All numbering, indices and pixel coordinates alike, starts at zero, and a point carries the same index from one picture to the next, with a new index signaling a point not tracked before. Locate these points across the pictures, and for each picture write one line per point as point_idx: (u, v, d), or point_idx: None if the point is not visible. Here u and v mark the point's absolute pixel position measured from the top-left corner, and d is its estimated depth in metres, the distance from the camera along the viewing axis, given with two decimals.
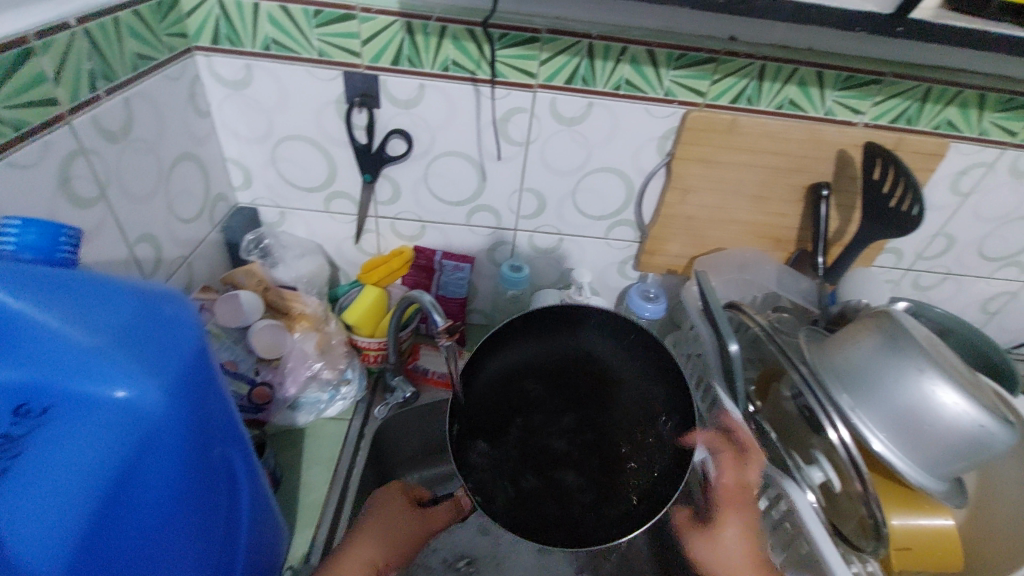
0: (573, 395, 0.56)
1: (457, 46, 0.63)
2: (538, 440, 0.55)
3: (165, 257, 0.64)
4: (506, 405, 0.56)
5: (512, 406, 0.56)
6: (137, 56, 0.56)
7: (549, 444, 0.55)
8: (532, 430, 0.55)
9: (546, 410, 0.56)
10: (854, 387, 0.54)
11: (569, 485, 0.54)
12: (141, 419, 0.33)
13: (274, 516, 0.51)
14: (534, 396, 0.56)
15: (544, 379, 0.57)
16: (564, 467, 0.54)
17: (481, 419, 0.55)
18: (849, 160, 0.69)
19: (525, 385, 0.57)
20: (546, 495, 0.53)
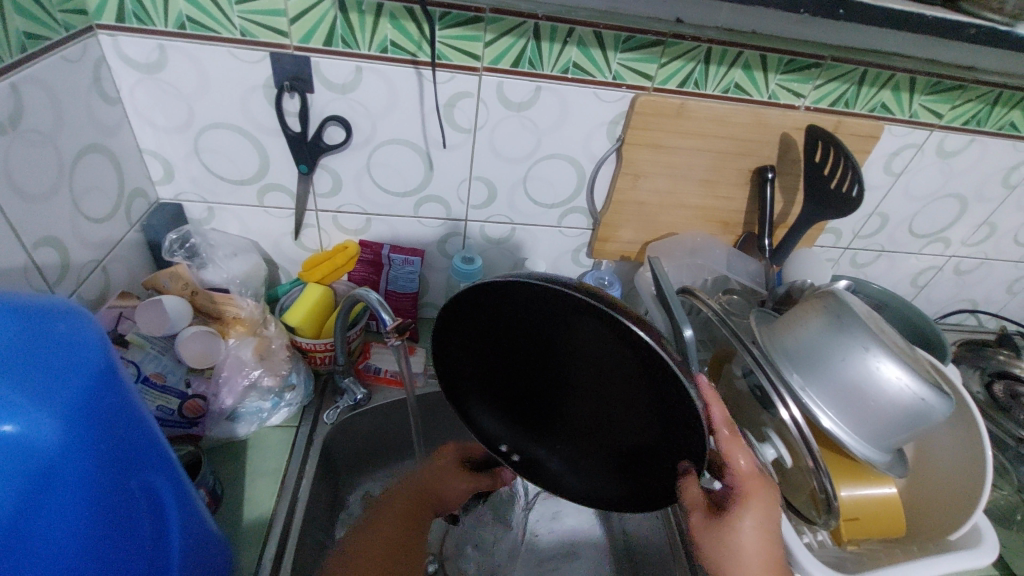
0: (558, 366, 0.48)
1: (395, 26, 0.59)
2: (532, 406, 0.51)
3: (73, 263, 0.57)
4: (489, 372, 0.52)
5: (499, 383, 0.52)
6: (25, 35, 0.49)
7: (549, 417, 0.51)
8: (526, 405, 0.52)
9: (534, 383, 0.50)
10: (805, 366, 0.55)
11: (575, 458, 0.51)
12: (34, 453, 0.29)
13: (212, 541, 0.47)
14: (517, 373, 0.50)
15: (519, 355, 0.49)
16: (570, 440, 0.51)
17: (477, 375, 0.53)
18: (792, 144, 0.71)
19: (505, 364, 0.50)
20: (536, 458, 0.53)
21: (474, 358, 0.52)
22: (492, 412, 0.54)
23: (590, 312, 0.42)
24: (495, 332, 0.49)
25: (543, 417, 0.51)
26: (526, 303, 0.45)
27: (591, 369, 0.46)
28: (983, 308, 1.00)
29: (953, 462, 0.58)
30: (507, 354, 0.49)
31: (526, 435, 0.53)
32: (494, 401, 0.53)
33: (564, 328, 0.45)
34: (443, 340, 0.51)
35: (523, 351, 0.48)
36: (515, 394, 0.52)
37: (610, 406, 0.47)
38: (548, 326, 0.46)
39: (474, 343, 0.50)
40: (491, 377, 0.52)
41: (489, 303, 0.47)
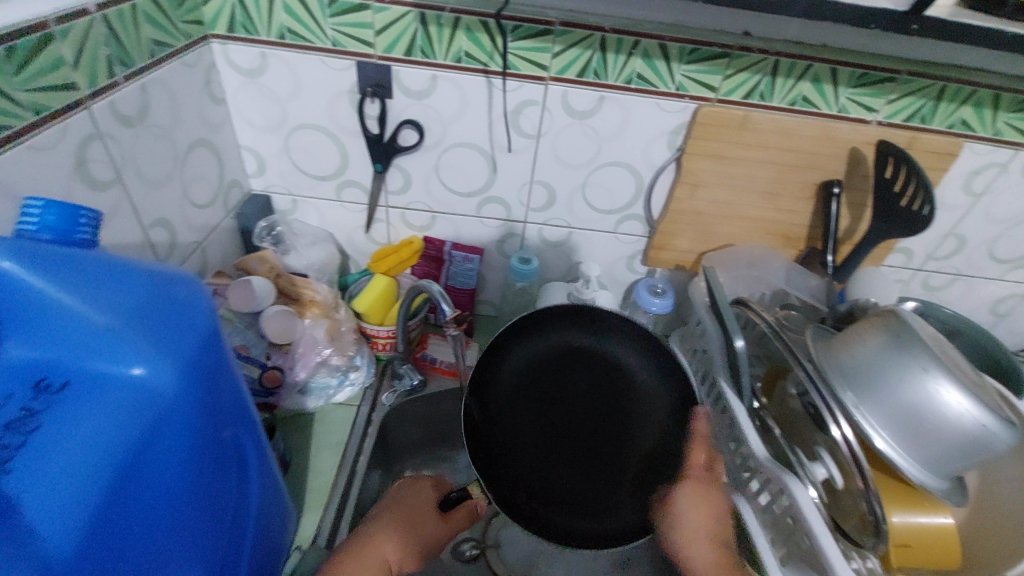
0: (587, 392, 0.62)
1: (470, 38, 0.63)
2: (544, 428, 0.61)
3: (179, 242, 0.65)
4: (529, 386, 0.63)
5: (530, 405, 0.62)
6: (154, 43, 0.57)
7: (568, 442, 0.60)
8: (548, 428, 0.61)
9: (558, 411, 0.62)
10: (860, 384, 0.54)
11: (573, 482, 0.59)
12: (155, 399, 0.34)
13: (282, 499, 0.53)
14: (552, 397, 0.62)
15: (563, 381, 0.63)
16: (573, 467, 0.59)
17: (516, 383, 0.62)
18: (862, 159, 0.69)
19: (542, 386, 0.63)
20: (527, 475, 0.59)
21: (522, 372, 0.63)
22: (513, 420, 0.61)
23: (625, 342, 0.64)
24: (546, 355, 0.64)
25: (561, 440, 0.60)
26: (577, 332, 0.65)
27: (615, 397, 0.62)
28: None
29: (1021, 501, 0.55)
30: (547, 375, 0.63)
31: (529, 448, 0.60)
32: (520, 421, 0.61)
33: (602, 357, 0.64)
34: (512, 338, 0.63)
35: (567, 379, 0.63)
36: (538, 413, 0.62)
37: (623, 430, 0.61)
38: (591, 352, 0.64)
39: (531, 356, 0.63)
40: (523, 399, 0.62)
41: (552, 328, 0.64)
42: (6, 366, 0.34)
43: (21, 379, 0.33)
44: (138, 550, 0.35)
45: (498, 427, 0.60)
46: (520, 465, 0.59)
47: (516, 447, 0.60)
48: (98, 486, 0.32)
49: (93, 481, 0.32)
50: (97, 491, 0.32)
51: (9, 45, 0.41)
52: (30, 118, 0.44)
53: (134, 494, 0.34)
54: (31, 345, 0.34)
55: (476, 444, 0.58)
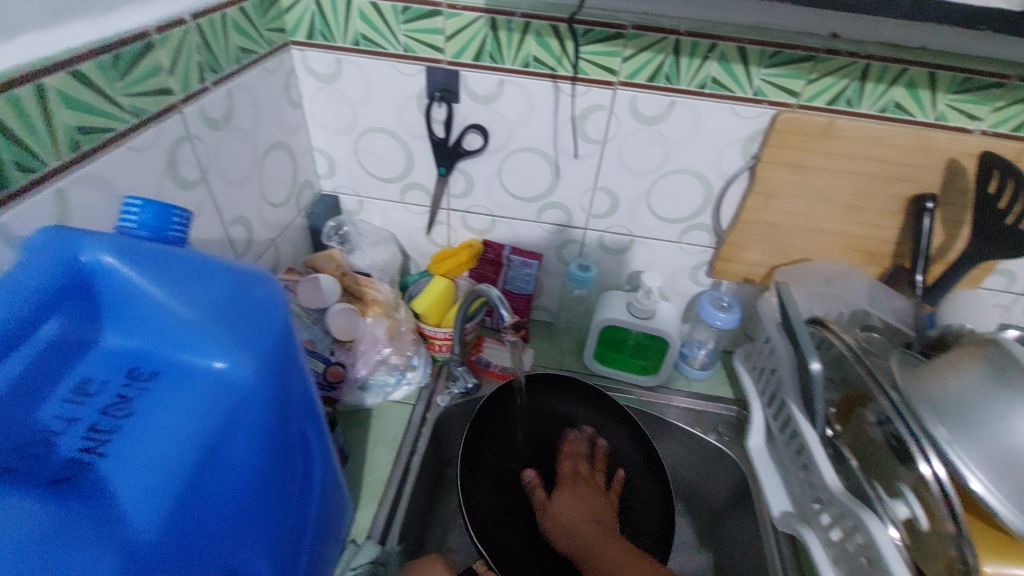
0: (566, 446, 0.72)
1: (539, 42, 0.62)
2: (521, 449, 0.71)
3: (255, 239, 0.68)
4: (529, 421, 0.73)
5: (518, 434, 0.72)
6: (241, 50, 0.60)
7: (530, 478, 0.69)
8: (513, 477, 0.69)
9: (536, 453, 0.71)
10: (954, 420, 0.49)
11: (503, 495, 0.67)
12: (234, 392, 0.35)
13: (341, 491, 0.54)
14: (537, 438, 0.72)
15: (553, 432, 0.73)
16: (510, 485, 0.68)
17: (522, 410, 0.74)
18: (961, 171, 0.63)
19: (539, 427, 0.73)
20: (483, 468, 0.68)
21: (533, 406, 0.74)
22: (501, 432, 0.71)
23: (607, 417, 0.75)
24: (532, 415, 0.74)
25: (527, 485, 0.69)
26: (566, 401, 0.76)
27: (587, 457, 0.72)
28: None
29: None
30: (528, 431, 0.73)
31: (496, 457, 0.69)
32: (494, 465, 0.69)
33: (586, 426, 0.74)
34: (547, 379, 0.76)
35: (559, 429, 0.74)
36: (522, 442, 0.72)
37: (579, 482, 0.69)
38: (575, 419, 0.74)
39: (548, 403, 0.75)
40: (504, 447, 0.71)
41: (564, 387, 0.76)
42: (105, 354, 0.36)
43: (117, 366, 0.36)
44: (213, 536, 0.36)
45: (489, 430, 0.71)
46: (488, 504, 0.65)
47: (489, 461, 0.69)
48: (179, 474, 0.33)
49: (176, 469, 0.33)
50: (178, 480, 0.33)
51: (115, 53, 0.45)
52: (130, 120, 0.47)
53: (212, 482, 0.35)
54: (128, 334, 0.36)
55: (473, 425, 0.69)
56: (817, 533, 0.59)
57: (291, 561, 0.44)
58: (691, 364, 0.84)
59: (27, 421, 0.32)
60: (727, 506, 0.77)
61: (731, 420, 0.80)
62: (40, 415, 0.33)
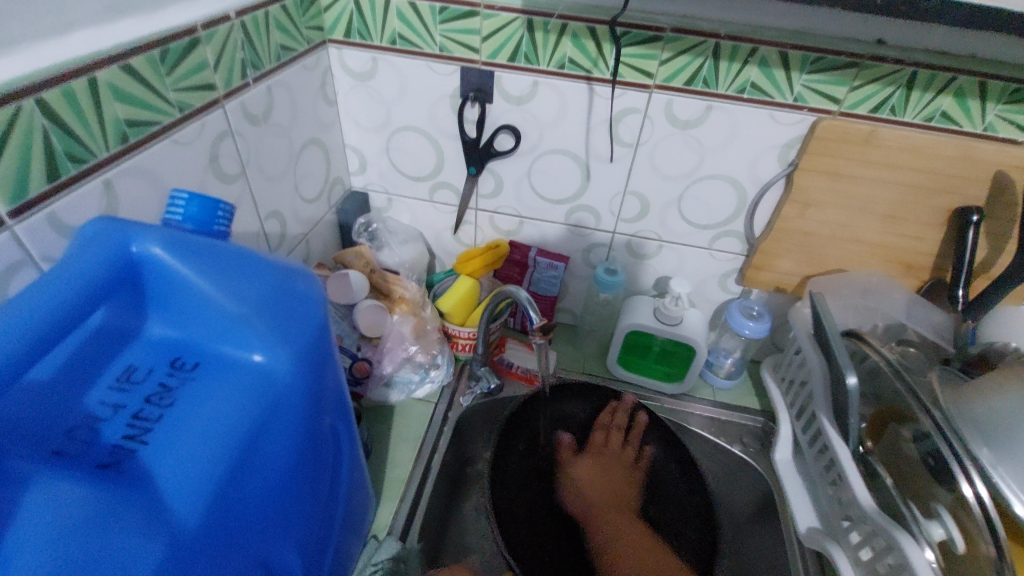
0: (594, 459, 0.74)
1: (575, 44, 0.62)
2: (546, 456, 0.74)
3: (288, 233, 0.69)
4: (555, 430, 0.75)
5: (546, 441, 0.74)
6: (281, 47, 0.61)
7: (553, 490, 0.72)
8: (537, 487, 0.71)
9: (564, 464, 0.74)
10: (1000, 441, 0.47)
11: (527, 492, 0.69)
12: (273, 386, 0.36)
13: (365, 487, 0.55)
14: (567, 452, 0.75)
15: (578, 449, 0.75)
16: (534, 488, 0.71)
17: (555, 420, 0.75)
18: (1009, 183, 0.61)
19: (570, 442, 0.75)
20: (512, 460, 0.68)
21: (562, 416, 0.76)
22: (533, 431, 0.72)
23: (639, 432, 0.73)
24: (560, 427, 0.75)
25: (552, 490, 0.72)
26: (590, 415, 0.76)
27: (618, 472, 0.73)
28: None
29: None
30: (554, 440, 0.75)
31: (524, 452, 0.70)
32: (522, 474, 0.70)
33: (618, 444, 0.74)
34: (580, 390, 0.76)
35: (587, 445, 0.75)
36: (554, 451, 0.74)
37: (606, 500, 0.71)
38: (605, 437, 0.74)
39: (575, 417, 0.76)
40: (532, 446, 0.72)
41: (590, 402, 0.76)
42: (150, 343, 0.37)
43: (159, 355, 0.37)
44: (248, 528, 0.36)
45: (525, 425, 0.71)
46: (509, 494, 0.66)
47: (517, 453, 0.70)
48: (221, 464, 0.33)
49: (218, 460, 0.33)
50: (219, 470, 0.33)
51: (164, 48, 0.46)
52: (175, 114, 0.48)
53: (250, 474, 0.35)
54: (173, 325, 0.37)
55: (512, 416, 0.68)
56: (846, 551, 0.58)
57: (318, 553, 0.45)
58: (717, 373, 0.83)
59: (76, 406, 0.33)
60: (751, 519, 0.75)
61: (758, 431, 0.78)
62: (88, 400, 0.34)
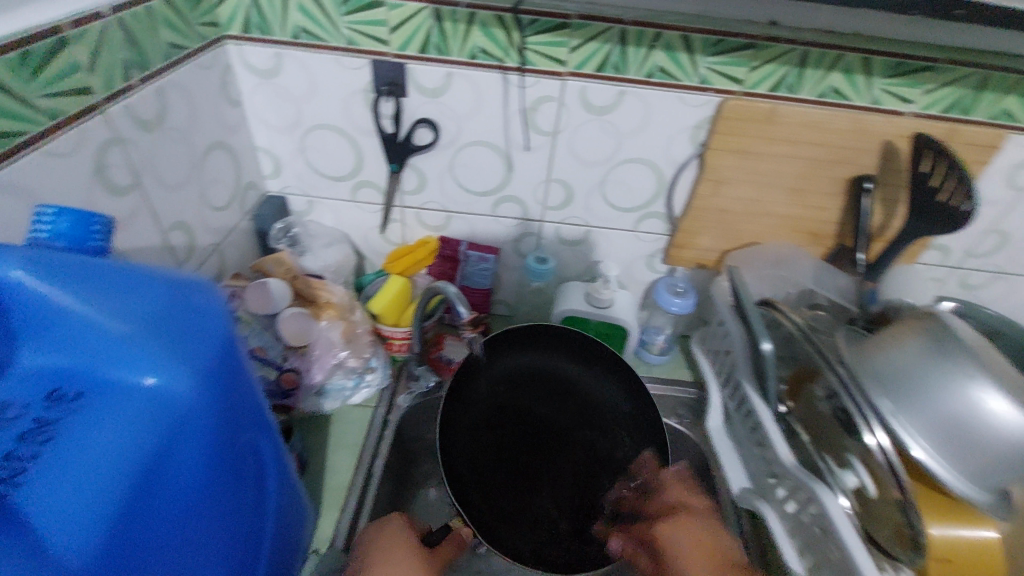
0: (564, 415, 0.72)
1: (485, 34, 0.62)
2: (524, 405, 0.72)
3: (198, 245, 0.65)
4: (537, 381, 0.74)
5: (523, 392, 0.73)
6: (171, 45, 0.57)
7: (527, 436, 0.71)
8: (505, 439, 0.70)
9: (540, 416, 0.72)
10: (896, 392, 0.51)
11: (490, 443, 0.69)
12: (174, 409, 0.33)
13: (300, 499, 0.52)
14: (543, 407, 0.72)
15: (553, 400, 0.73)
16: (507, 438, 0.70)
17: (531, 373, 0.74)
18: (896, 152, 0.66)
19: (548, 396, 0.73)
20: (474, 410, 0.70)
21: (546, 367, 0.74)
22: (503, 384, 0.73)
23: (599, 369, 0.74)
24: (509, 375, 0.73)
25: (522, 442, 0.70)
26: (581, 369, 0.74)
27: (585, 425, 0.72)
28: None
29: None
30: (533, 391, 0.73)
31: (487, 405, 0.71)
32: (477, 431, 0.69)
33: (595, 401, 0.73)
34: (572, 342, 0.74)
35: (564, 397, 0.73)
36: (530, 400, 0.73)
37: (571, 435, 0.71)
38: (565, 377, 0.74)
39: (557, 369, 0.74)
40: (503, 399, 0.72)
41: (572, 356, 0.74)
42: (21, 375, 0.34)
43: (36, 388, 0.33)
44: (158, 556, 0.34)
45: (493, 380, 0.72)
46: (462, 440, 0.68)
47: (482, 405, 0.71)
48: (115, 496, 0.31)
49: (107, 491, 0.31)
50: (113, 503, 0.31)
51: (25, 50, 0.41)
52: (46, 123, 0.44)
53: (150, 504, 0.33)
54: (49, 354, 0.34)
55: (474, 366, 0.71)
56: (773, 506, 0.61)
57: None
58: (650, 350, 0.84)
59: None
60: None
61: (691, 402, 0.82)
62: None
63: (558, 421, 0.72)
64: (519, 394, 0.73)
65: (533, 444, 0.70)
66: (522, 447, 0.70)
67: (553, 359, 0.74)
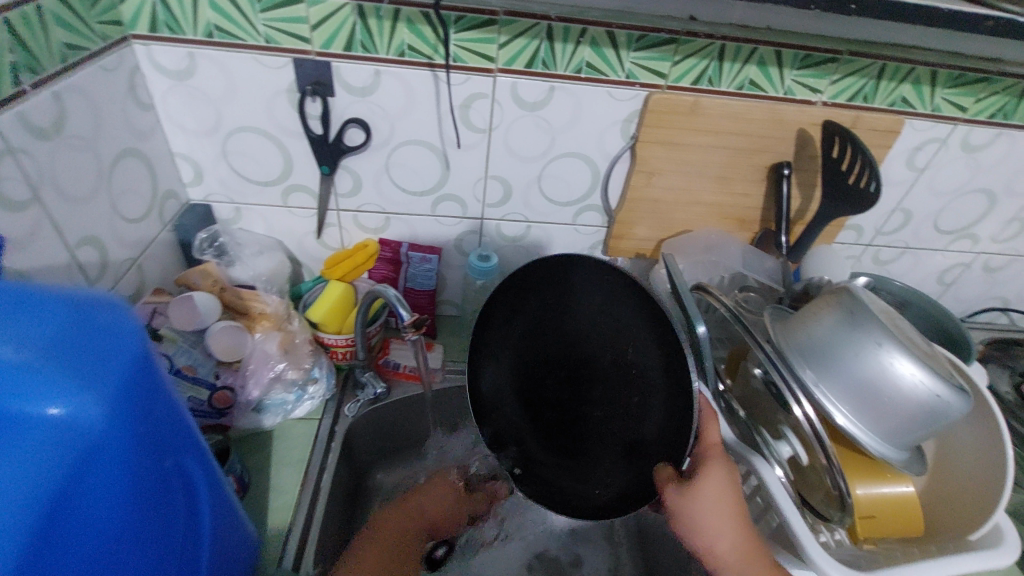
0: (603, 379, 0.55)
1: (412, 30, 0.60)
2: (563, 359, 0.57)
3: (111, 261, 0.60)
4: (576, 332, 0.56)
5: (559, 345, 0.57)
6: (67, 46, 0.52)
7: (560, 396, 0.58)
8: (528, 393, 0.59)
9: (573, 375, 0.57)
10: (819, 362, 0.54)
11: (521, 392, 0.60)
12: (81, 439, 0.31)
13: (240, 521, 0.50)
14: (581, 367, 0.56)
15: (592, 360, 0.55)
16: (540, 393, 0.59)
17: (569, 321, 0.56)
18: (809, 139, 0.70)
19: (587, 352, 0.55)
20: (507, 352, 0.60)
21: (585, 314, 0.55)
22: (532, 329, 0.58)
23: (644, 323, 0.51)
24: (517, 328, 0.59)
25: (557, 403, 0.58)
26: (625, 318, 0.52)
27: (621, 393, 0.54)
28: (1015, 307, 0.98)
29: (974, 454, 0.57)
30: (574, 343, 0.56)
31: (519, 349, 0.59)
32: (491, 390, 0.61)
33: (637, 364, 0.52)
34: (613, 283, 0.52)
35: (604, 355, 0.54)
36: (564, 355, 0.57)
37: (609, 404, 0.55)
38: (610, 329, 0.54)
39: (597, 320, 0.54)
40: (534, 346, 0.58)
41: (617, 301, 0.53)
42: None
43: None
44: None
45: (524, 320, 0.58)
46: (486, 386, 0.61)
47: (513, 349, 0.60)
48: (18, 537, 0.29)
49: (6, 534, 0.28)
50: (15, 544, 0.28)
51: None
52: None
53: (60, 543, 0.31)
54: None
55: (498, 305, 0.58)
56: None
57: None
58: None
59: None
60: None
61: None
62: None
63: (594, 387, 0.55)
64: (555, 345, 0.57)
65: (563, 405, 0.58)
66: (554, 408, 0.58)
67: (592, 305, 0.54)
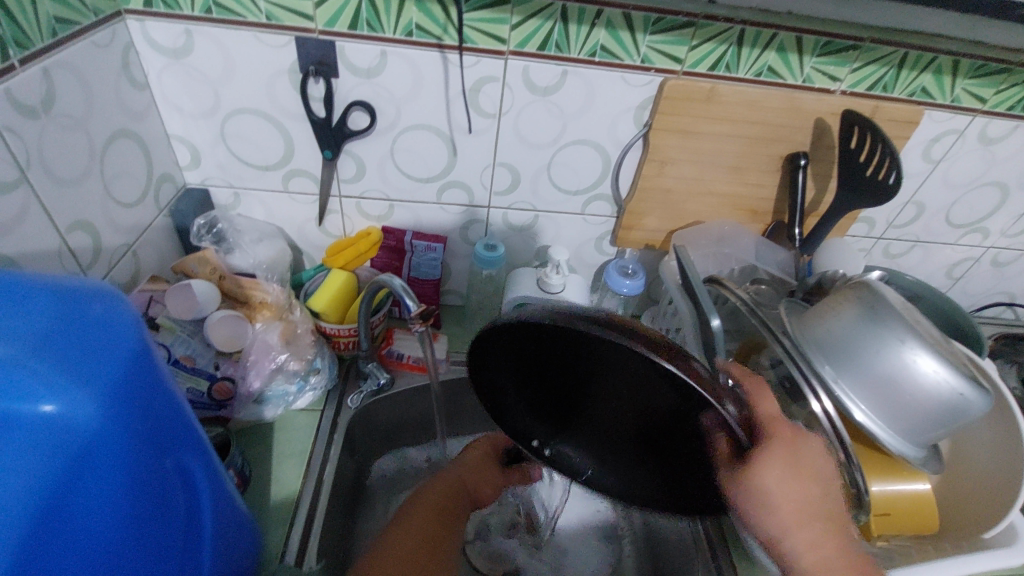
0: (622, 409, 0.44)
1: (421, 9, 0.58)
2: (569, 390, 0.45)
3: (105, 247, 0.58)
4: (581, 370, 0.42)
5: (563, 377, 0.44)
6: (57, 19, 0.49)
7: (575, 418, 0.48)
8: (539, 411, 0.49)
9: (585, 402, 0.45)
10: (837, 357, 0.53)
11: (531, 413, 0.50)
12: (76, 439, 0.29)
13: (243, 516, 0.48)
14: (593, 399, 0.44)
15: (604, 392, 0.43)
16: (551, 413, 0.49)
17: (570, 361, 0.41)
18: (827, 129, 0.68)
19: (598, 387, 0.43)
20: (504, 381, 0.48)
21: (590, 357, 0.40)
22: (527, 365, 0.45)
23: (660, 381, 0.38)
24: (511, 363, 0.45)
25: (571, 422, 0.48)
26: (635, 368, 0.38)
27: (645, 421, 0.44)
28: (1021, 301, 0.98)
29: (993, 453, 0.56)
30: (580, 377, 0.43)
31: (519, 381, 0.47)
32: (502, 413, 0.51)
33: (662, 404, 0.41)
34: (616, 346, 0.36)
35: (620, 390, 0.42)
36: (572, 388, 0.44)
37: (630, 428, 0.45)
38: (622, 372, 0.40)
39: (603, 363, 0.40)
40: (534, 375, 0.46)
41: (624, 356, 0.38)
42: None
43: None
44: None
45: (516, 356, 0.44)
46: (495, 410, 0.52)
47: (512, 377, 0.47)
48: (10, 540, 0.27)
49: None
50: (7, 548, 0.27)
51: None
52: None
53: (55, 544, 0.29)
54: None
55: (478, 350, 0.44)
56: None
57: None
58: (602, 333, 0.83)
59: None
60: None
61: None
62: None
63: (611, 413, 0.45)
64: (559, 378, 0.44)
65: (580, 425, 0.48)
66: (570, 425, 0.49)
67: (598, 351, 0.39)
